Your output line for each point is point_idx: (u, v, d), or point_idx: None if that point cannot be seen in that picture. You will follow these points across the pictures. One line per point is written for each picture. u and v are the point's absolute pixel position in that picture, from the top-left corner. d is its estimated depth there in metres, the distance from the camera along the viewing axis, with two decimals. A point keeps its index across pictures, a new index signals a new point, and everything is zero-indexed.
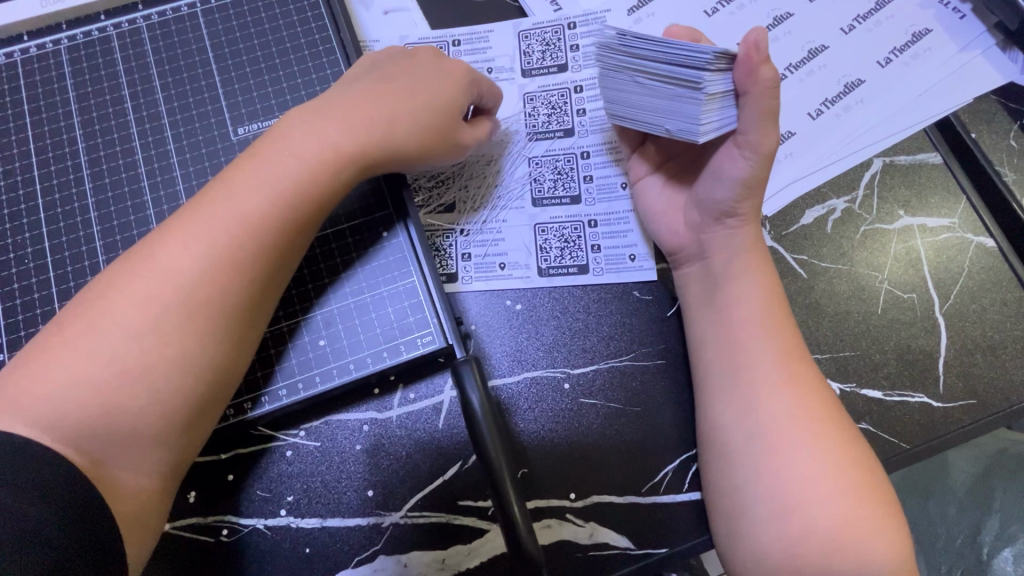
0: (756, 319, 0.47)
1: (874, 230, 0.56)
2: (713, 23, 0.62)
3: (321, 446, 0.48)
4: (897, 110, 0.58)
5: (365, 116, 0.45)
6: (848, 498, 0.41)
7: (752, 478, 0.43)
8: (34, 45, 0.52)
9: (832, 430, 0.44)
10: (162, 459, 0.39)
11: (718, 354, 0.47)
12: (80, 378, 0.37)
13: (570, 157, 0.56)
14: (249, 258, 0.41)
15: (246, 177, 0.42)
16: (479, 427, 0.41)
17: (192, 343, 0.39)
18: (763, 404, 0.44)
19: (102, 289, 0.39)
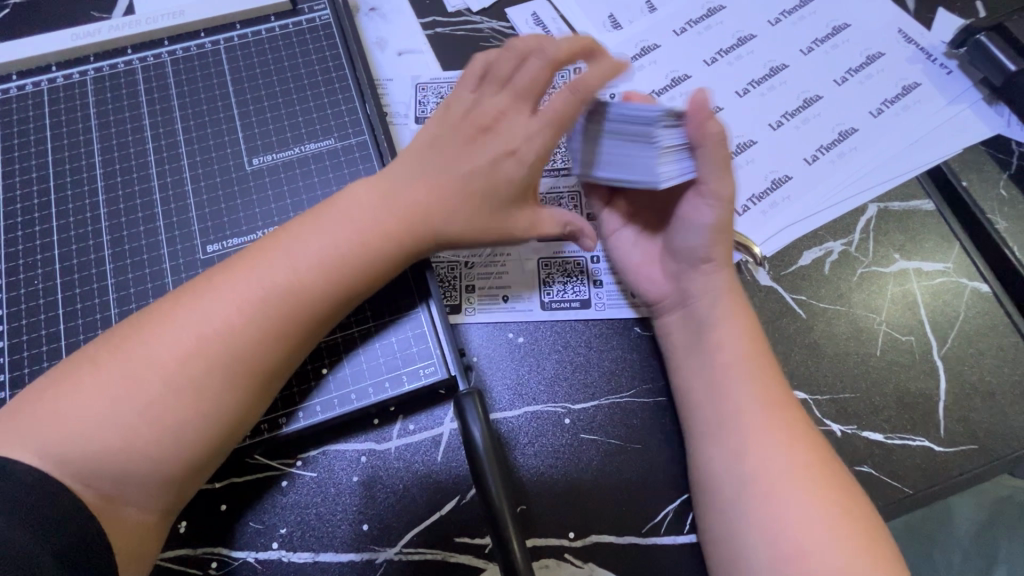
0: (739, 363, 0.47)
1: (870, 273, 0.57)
2: (713, 71, 0.65)
3: (317, 476, 0.48)
4: (889, 158, 0.60)
5: (417, 198, 0.45)
6: (850, 550, 0.40)
7: (762, 537, 0.41)
8: (61, 76, 0.54)
9: (835, 488, 0.43)
10: (169, 497, 0.39)
11: (707, 399, 0.47)
12: (103, 414, 0.37)
13: (574, 195, 0.58)
14: (282, 325, 0.41)
15: (293, 241, 0.43)
16: (480, 460, 0.41)
17: (210, 400, 0.38)
18: (751, 450, 0.44)
19: (135, 323, 0.40)
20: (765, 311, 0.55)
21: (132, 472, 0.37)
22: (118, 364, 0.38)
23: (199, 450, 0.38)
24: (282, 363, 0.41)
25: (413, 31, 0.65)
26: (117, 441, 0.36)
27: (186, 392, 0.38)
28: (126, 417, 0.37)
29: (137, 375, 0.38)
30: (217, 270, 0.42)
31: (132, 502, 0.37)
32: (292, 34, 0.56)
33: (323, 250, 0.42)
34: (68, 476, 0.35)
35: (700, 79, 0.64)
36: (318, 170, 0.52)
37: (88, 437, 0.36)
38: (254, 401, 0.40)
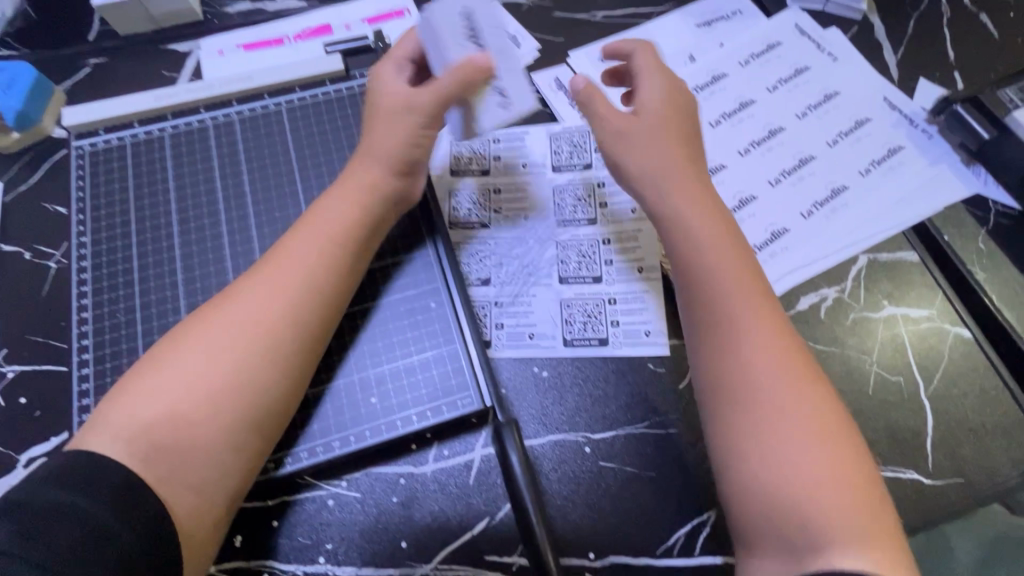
0: (748, 306, 0.48)
1: (862, 318, 0.63)
2: (717, 132, 0.72)
3: (360, 496, 0.52)
4: (877, 214, 0.67)
5: (310, 213, 0.53)
6: (839, 491, 0.42)
7: (761, 480, 0.44)
8: (142, 132, 0.61)
9: (808, 377, 0.46)
10: (226, 477, 0.45)
11: (705, 292, 0.49)
12: (169, 410, 0.44)
13: (592, 243, 0.64)
14: (302, 315, 0.49)
15: (301, 247, 0.51)
16: (517, 482, 0.52)
17: (247, 385, 0.46)
18: (745, 342, 0.47)
19: (179, 335, 0.47)
20: None
21: (190, 454, 0.44)
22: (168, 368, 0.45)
23: (243, 430, 0.46)
24: (310, 351, 0.49)
25: None
26: (175, 430, 0.43)
27: (231, 383, 0.46)
28: (182, 410, 0.44)
29: (185, 372, 0.45)
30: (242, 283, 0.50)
31: (186, 485, 0.43)
32: (346, 97, 0.64)
33: (328, 251, 0.51)
34: (145, 471, 0.42)
35: (706, 139, 0.72)
36: None
37: (152, 430, 0.43)
38: (285, 382, 0.48)
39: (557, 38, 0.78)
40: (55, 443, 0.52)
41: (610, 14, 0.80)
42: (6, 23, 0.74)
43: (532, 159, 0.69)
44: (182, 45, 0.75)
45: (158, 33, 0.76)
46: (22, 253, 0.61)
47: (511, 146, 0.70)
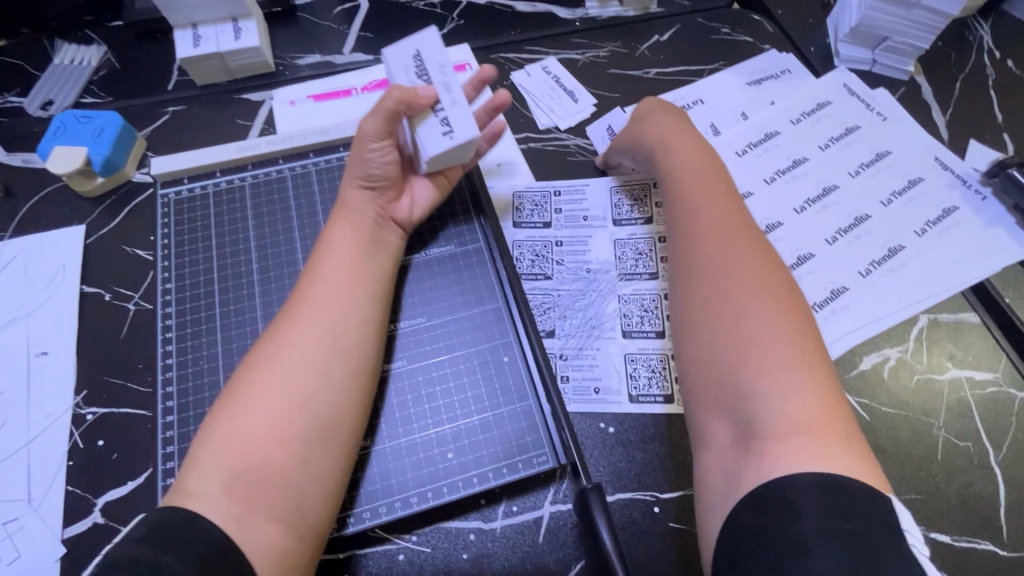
0: (736, 241, 0.58)
1: (926, 379, 0.62)
2: (772, 189, 0.74)
3: (430, 551, 0.52)
4: (934, 274, 0.68)
5: (343, 245, 0.57)
6: (792, 386, 0.48)
7: (734, 365, 0.50)
8: (224, 181, 0.65)
9: (789, 312, 0.52)
10: (312, 497, 0.47)
11: (694, 226, 0.60)
12: (241, 449, 0.46)
13: (655, 297, 0.65)
14: (346, 335, 0.53)
15: (332, 275, 0.55)
16: (611, 562, 0.49)
17: (308, 410, 0.49)
18: (726, 261, 0.56)
19: (238, 379, 0.50)
20: None
21: (277, 486, 0.46)
22: (233, 424, 0.47)
23: (315, 448, 0.48)
24: (360, 367, 0.52)
25: (510, 144, 0.75)
26: (258, 473, 0.46)
27: (291, 408, 0.48)
28: (258, 456, 0.46)
29: (249, 415, 0.48)
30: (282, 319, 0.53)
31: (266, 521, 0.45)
32: None
33: (356, 274, 0.56)
34: (230, 519, 0.43)
35: (761, 196, 0.73)
36: (442, 272, 0.63)
37: (236, 478, 0.45)
38: (337, 394, 0.50)
39: (613, 94, 0.81)
40: (130, 488, 0.53)
41: (662, 72, 0.84)
42: (92, 71, 0.79)
43: (592, 212, 0.71)
44: (256, 95, 0.79)
45: (231, 83, 0.80)
46: (100, 294, 0.63)
47: (571, 200, 0.72)
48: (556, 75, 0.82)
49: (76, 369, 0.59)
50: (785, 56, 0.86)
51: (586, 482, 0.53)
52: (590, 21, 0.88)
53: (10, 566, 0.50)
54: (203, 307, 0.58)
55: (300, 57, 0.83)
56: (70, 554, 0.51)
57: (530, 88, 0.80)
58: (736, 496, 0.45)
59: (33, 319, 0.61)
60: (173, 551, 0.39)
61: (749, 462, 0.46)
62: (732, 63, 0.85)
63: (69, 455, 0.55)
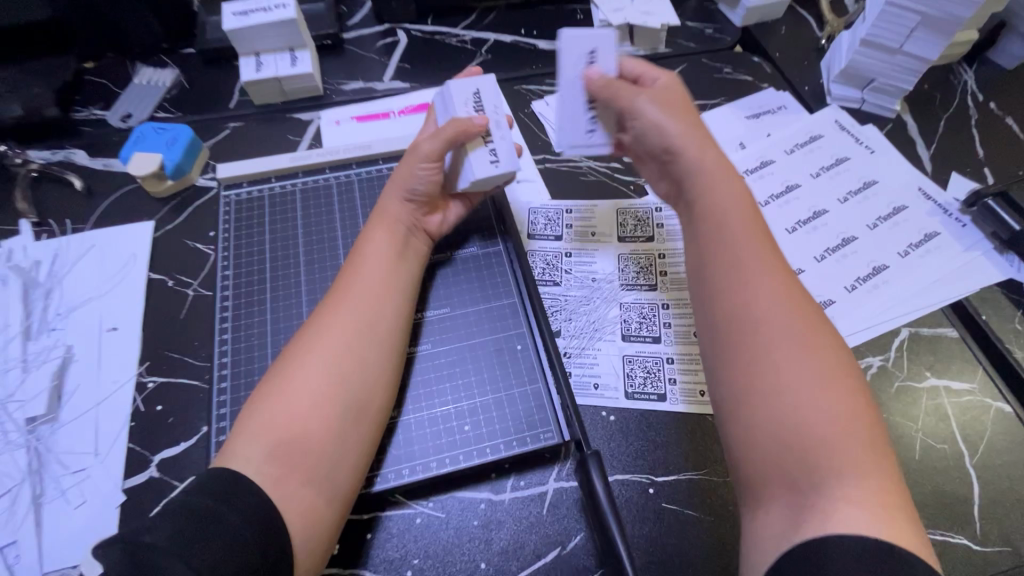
0: (777, 284, 0.54)
1: (906, 386, 0.68)
2: (766, 211, 0.81)
3: (445, 515, 0.58)
4: (915, 291, 0.73)
5: (380, 246, 0.65)
6: (847, 448, 0.46)
7: (773, 394, 0.49)
8: (277, 185, 0.74)
9: (838, 365, 0.50)
10: (343, 466, 0.54)
11: (732, 268, 0.56)
12: (284, 421, 0.53)
13: (653, 307, 0.71)
14: (377, 328, 0.60)
15: (366, 274, 0.63)
16: (603, 512, 0.55)
17: (344, 395, 0.55)
18: (769, 307, 0.53)
19: (283, 363, 0.57)
20: None
21: (313, 457, 0.52)
22: (276, 407, 0.54)
23: (349, 427, 0.55)
24: (389, 355, 0.60)
25: (529, 163, 0.84)
26: (301, 447, 0.52)
27: (330, 386, 0.55)
28: (298, 431, 0.53)
29: (294, 395, 0.54)
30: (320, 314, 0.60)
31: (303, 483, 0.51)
32: None
33: (388, 273, 0.63)
34: (273, 478, 0.50)
35: None
36: (465, 271, 0.71)
37: (280, 446, 0.52)
38: (370, 377, 0.58)
39: None
40: (185, 446, 0.60)
41: None
42: (165, 91, 0.90)
43: (600, 228, 0.77)
44: (306, 115, 0.89)
45: (284, 104, 0.90)
46: (165, 281, 0.72)
47: (581, 216, 0.79)
48: None
49: (141, 344, 0.67)
50: (781, 94, 0.94)
51: (586, 449, 0.59)
52: None
53: (76, 510, 0.57)
54: (255, 294, 0.67)
55: (345, 83, 0.94)
56: (128, 502, 0.57)
57: (549, 115, 0.90)
58: (780, 550, 0.44)
59: (105, 299, 0.70)
60: (227, 504, 0.46)
61: (807, 521, 0.44)
62: (732, 99, 0.94)
63: (132, 416, 0.62)
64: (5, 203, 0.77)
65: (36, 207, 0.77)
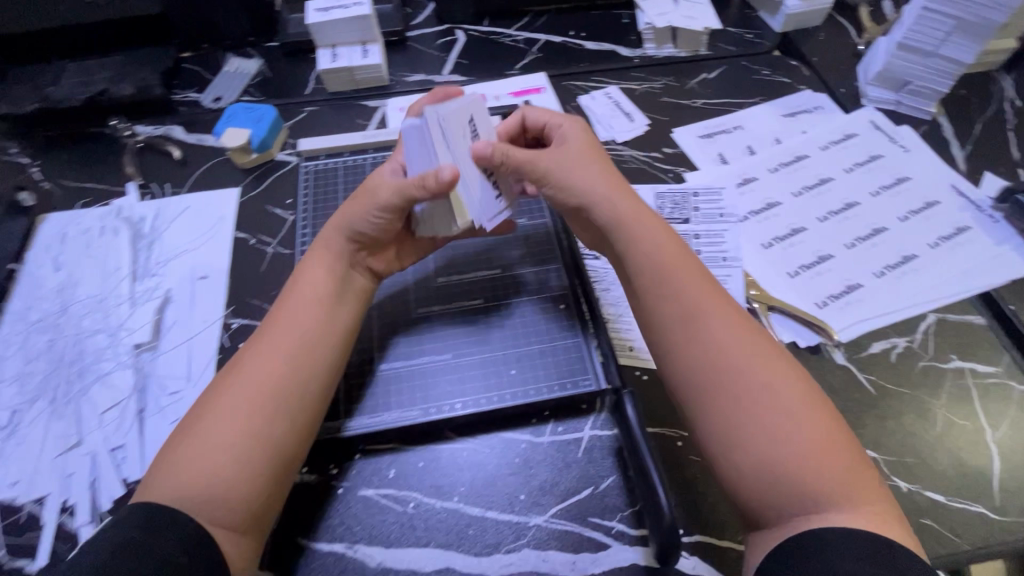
0: (725, 321, 0.58)
1: (931, 366, 0.70)
2: (799, 201, 0.85)
3: (489, 451, 0.64)
4: (944, 280, 0.76)
5: (322, 280, 0.64)
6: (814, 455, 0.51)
7: (753, 433, 0.53)
8: (351, 158, 0.85)
9: (791, 384, 0.55)
10: (261, 505, 0.53)
11: (683, 306, 0.60)
12: (204, 462, 0.52)
13: None
14: (313, 363, 0.60)
15: (309, 307, 0.63)
16: (638, 436, 0.60)
17: (268, 425, 0.55)
18: (723, 342, 0.57)
19: (207, 403, 0.56)
20: (844, 383, 0.69)
21: (226, 502, 0.51)
22: (190, 453, 0.53)
23: (282, 465, 0.55)
24: (321, 391, 0.60)
25: None
26: (226, 486, 0.52)
27: (256, 424, 0.55)
28: (209, 474, 0.52)
29: (215, 435, 0.54)
30: (254, 351, 0.60)
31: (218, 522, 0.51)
32: None
33: (330, 306, 0.63)
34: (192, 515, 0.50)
35: (789, 206, 0.84)
36: (516, 241, 0.78)
37: (197, 487, 0.51)
38: (299, 413, 0.57)
39: (663, 117, 0.96)
40: None
41: (708, 102, 0.98)
42: (250, 78, 1.01)
43: None
44: (373, 102, 0.99)
45: (353, 92, 1.00)
46: (248, 239, 0.81)
47: None
48: (616, 99, 0.98)
49: (227, 291, 0.76)
50: (819, 95, 0.99)
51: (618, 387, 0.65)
52: (648, 59, 1.04)
53: (172, 424, 0.65)
54: None
55: (408, 75, 1.03)
56: None
57: (594, 108, 0.97)
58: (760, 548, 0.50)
59: (197, 251, 0.79)
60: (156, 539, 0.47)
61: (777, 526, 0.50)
62: (770, 99, 0.99)
63: (219, 350, 0.71)
64: (116, 169, 0.88)
65: (142, 173, 0.88)
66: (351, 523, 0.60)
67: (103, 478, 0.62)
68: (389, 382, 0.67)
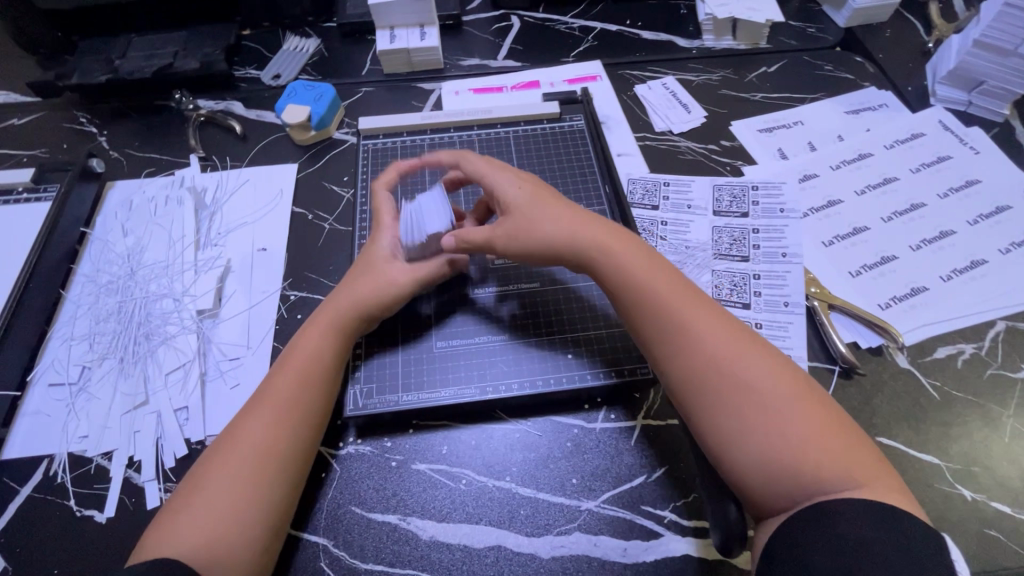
0: (709, 321, 0.55)
1: (999, 375, 0.68)
2: (862, 199, 0.82)
3: (541, 434, 0.64)
4: (1015, 287, 0.73)
5: (313, 343, 0.62)
6: (816, 439, 0.48)
7: (747, 432, 0.50)
8: (409, 139, 0.86)
9: (783, 371, 0.52)
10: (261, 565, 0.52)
11: (665, 317, 0.56)
12: (203, 527, 0.51)
13: (744, 276, 0.75)
14: (305, 424, 0.58)
15: (298, 363, 0.61)
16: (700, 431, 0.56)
17: (277, 462, 0.55)
18: (711, 348, 0.53)
19: (206, 467, 0.55)
20: (906, 388, 0.67)
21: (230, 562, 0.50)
22: (201, 496, 0.53)
23: (280, 523, 0.55)
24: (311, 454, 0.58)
25: (630, 140, 0.90)
26: (239, 526, 0.52)
27: (255, 484, 0.54)
28: (217, 537, 0.51)
29: (216, 498, 0.53)
30: (245, 415, 0.58)
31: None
32: (558, 133, 0.88)
33: (321, 361, 0.61)
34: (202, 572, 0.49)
35: (851, 204, 0.81)
36: None
37: (205, 550, 0.50)
38: (291, 476, 0.56)
39: (721, 110, 0.94)
40: None
41: (768, 96, 0.96)
42: (308, 57, 1.02)
43: (696, 203, 0.82)
44: (428, 85, 0.99)
45: (408, 74, 1.01)
46: (305, 214, 0.82)
47: (678, 190, 0.84)
48: (673, 90, 0.97)
49: (285, 263, 0.77)
50: (884, 93, 0.96)
51: None
52: (706, 51, 1.02)
53: (232, 389, 0.67)
54: None
55: (462, 59, 1.03)
56: None
57: (650, 99, 0.95)
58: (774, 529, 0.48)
59: (256, 224, 0.81)
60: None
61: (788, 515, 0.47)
62: (832, 95, 0.96)
63: (277, 320, 0.72)
64: (180, 141, 0.90)
65: (204, 147, 0.90)
66: (404, 496, 0.60)
67: (168, 436, 0.64)
68: (444, 359, 0.68)
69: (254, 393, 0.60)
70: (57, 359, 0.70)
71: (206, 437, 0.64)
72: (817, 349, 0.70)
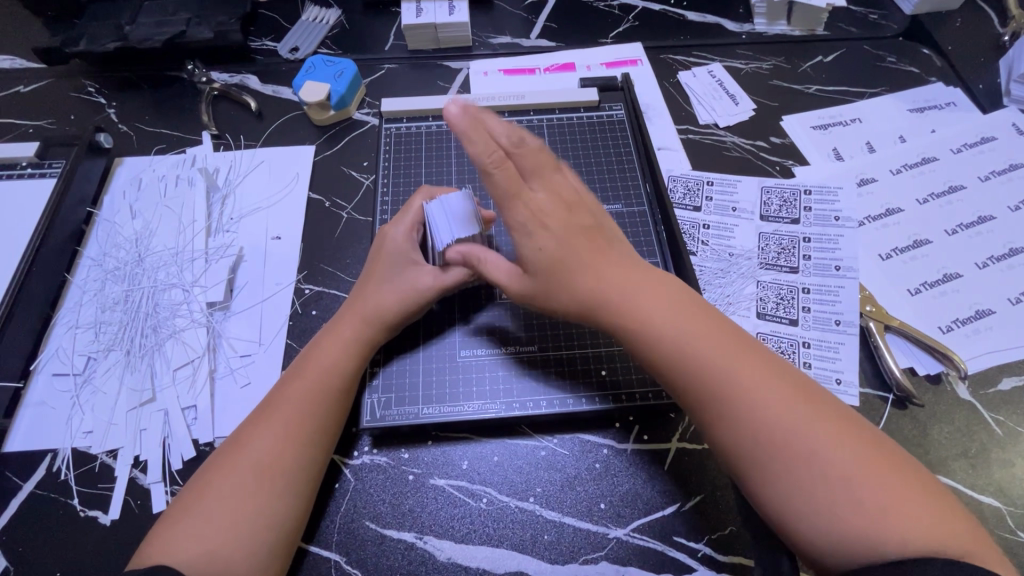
0: (749, 369, 0.48)
1: None
2: (925, 209, 0.75)
3: (569, 453, 0.60)
4: None
5: (330, 348, 0.58)
6: (892, 494, 0.42)
7: (810, 498, 0.43)
8: (435, 124, 0.80)
9: (839, 419, 0.46)
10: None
11: (700, 367, 0.48)
12: (201, 536, 0.48)
13: (792, 290, 0.69)
14: (317, 432, 0.55)
15: (312, 369, 0.57)
16: None
17: (282, 473, 0.52)
18: (755, 400, 0.46)
19: (210, 472, 0.52)
20: (965, 422, 0.62)
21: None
22: (203, 502, 0.50)
23: (285, 535, 0.51)
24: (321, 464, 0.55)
25: (671, 134, 0.83)
26: (239, 537, 0.48)
27: (258, 493, 0.50)
28: (215, 548, 0.48)
29: (216, 506, 0.50)
30: (254, 420, 0.55)
31: None
32: (595, 123, 0.81)
33: (335, 367, 0.57)
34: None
35: (912, 213, 0.75)
36: None
37: (202, 561, 0.47)
38: (299, 487, 0.52)
39: (772, 103, 0.87)
40: None
41: (823, 89, 0.88)
42: (328, 29, 0.95)
43: (742, 205, 0.76)
44: (455, 64, 0.92)
45: (434, 52, 0.94)
46: (323, 201, 0.77)
47: (723, 190, 0.77)
48: (719, 79, 0.89)
49: (300, 255, 0.73)
50: (952, 90, 0.88)
51: None
52: (757, 36, 0.94)
53: (243, 389, 0.63)
54: None
55: (492, 37, 0.95)
56: None
57: (695, 87, 0.88)
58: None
59: (270, 210, 0.76)
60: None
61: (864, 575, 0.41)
62: (895, 90, 0.88)
63: (291, 316, 0.68)
64: (192, 117, 0.85)
65: (217, 123, 0.85)
66: (421, 512, 0.57)
67: (175, 436, 0.61)
68: (468, 369, 0.63)
69: (266, 398, 0.57)
70: (63, 347, 0.67)
71: (215, 439, 0.60)
72: (869, 374, 0.64)
